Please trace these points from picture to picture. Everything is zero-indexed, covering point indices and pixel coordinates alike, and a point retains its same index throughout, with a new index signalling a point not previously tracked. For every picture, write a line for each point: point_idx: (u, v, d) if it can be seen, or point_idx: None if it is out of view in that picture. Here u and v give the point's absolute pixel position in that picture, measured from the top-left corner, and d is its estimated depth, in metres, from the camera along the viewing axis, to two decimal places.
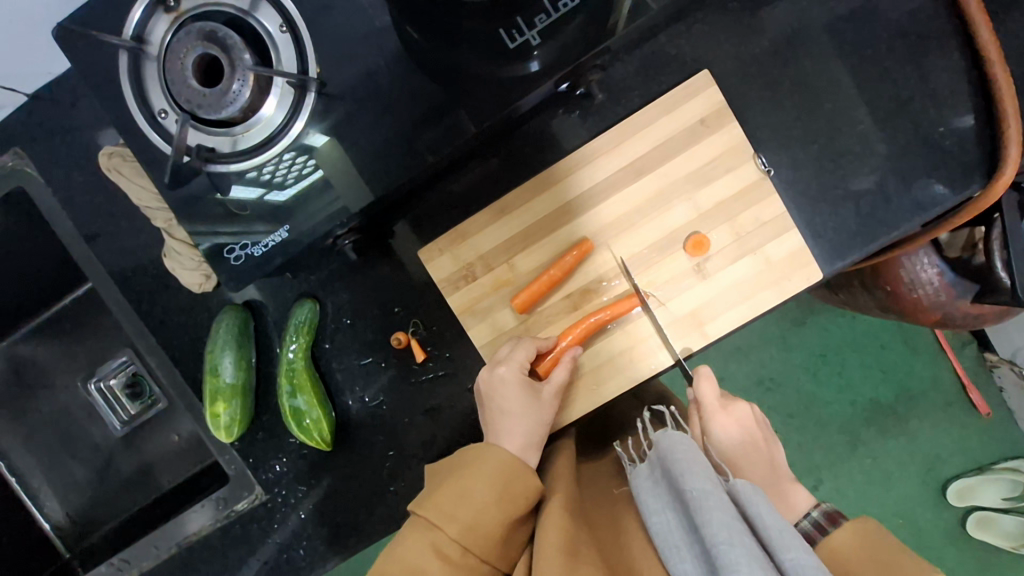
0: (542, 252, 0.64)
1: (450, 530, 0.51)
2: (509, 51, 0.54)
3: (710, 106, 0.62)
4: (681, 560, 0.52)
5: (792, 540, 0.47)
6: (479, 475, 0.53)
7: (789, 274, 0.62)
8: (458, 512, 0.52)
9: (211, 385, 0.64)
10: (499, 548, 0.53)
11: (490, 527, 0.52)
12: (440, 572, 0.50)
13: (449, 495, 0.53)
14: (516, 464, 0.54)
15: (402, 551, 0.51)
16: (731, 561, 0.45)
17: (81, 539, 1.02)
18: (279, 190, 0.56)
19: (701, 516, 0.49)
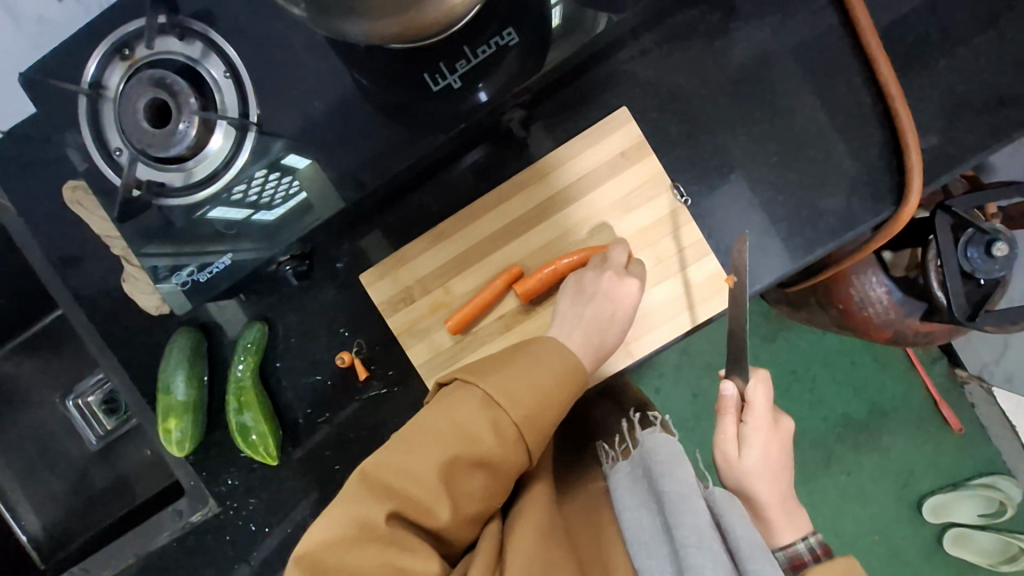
0: (476, 276, 0.68)
1: (514, 414, 0.55)
2: (433, 92, 0.59)
3: (629, 140, 0.65)
4: (649, 558, 0.58)
5: (757, 552, 0.54)
6: (547, 369, 0.58)
7: (709, 297, 0.66)
8: (522, 397, 0.56)
9: (163, 403, 0.68)
10: (543, 442, 0.58)
11: (545, 419, 0.56)
12: (493, 446, 0.54)
13: (512, 380, 0.57)
14: (574, 368, 0.59)
15: (460, 412, 0.55)
16: (695, 563, 0.53)
17: (58, 551, 1.07)
18: (268, 210, 0.62)
19: (675, 519, 0.57)
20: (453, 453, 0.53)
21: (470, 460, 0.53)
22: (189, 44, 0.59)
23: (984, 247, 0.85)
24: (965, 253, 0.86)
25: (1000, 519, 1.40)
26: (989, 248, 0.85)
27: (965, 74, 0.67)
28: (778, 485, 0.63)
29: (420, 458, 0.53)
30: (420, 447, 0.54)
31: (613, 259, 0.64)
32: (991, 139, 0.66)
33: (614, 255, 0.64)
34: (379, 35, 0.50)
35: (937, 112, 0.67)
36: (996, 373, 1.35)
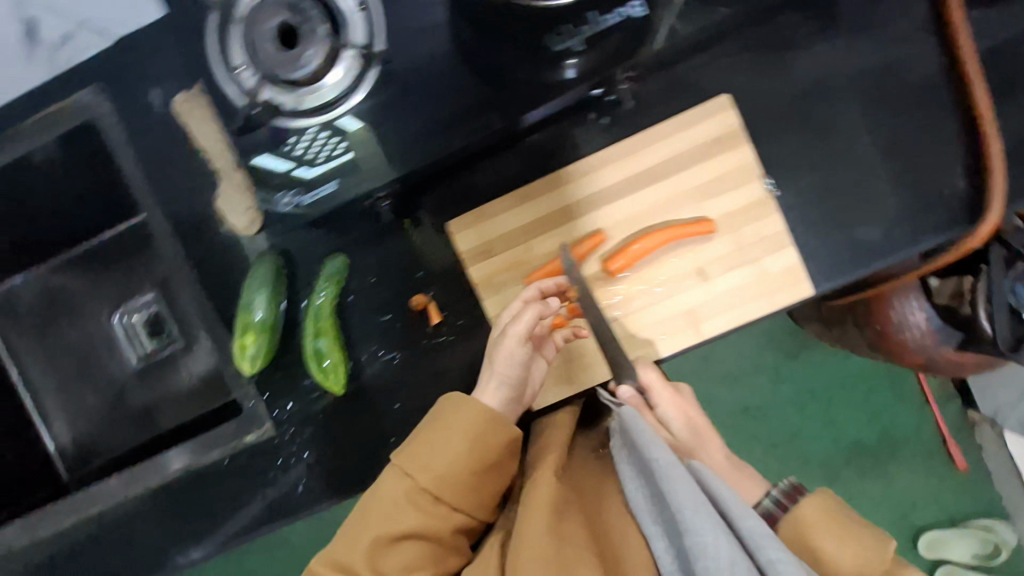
0: (559, 238, 0.70)
1: (422, 479, 0.63)
2: (551, 53, 0.61)
3: (724, 127, 0.67)
4: (652, 524, 0.57)
5: (750, 510, 0.50)
6: (459, 422, 0.65)
7: (781, 288, 0.68)
8: (434, 463, 0.63)
9: (242, 319, 0.70)
10: (467, 493, 0.64)
11: (456, 477, 0.64)
12: (414, 516, 0.62)
13: (423, 449, 0.64)
14: (485, 416, 0.65)
15: (383, 502, 0.63)
16: (695, 526, 0.49)
17: (82, 465, 1.08)
18: (309, 166, 0.66)
19: (667, 486, 0.52)
20: (378, 531, 0.62)
21: (391, 535, 0.62)
22: None
23: None
24: (1013, 288, 0.88)
25: (992, 561, 1.45)
26: None
27: None
28: (719, 457, 0.65)
29: (351, 549, 0.63)
30: (353, 539, 0.63)
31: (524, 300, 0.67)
32: None
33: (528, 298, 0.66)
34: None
35: None
36: (1010, 419, 1.36)
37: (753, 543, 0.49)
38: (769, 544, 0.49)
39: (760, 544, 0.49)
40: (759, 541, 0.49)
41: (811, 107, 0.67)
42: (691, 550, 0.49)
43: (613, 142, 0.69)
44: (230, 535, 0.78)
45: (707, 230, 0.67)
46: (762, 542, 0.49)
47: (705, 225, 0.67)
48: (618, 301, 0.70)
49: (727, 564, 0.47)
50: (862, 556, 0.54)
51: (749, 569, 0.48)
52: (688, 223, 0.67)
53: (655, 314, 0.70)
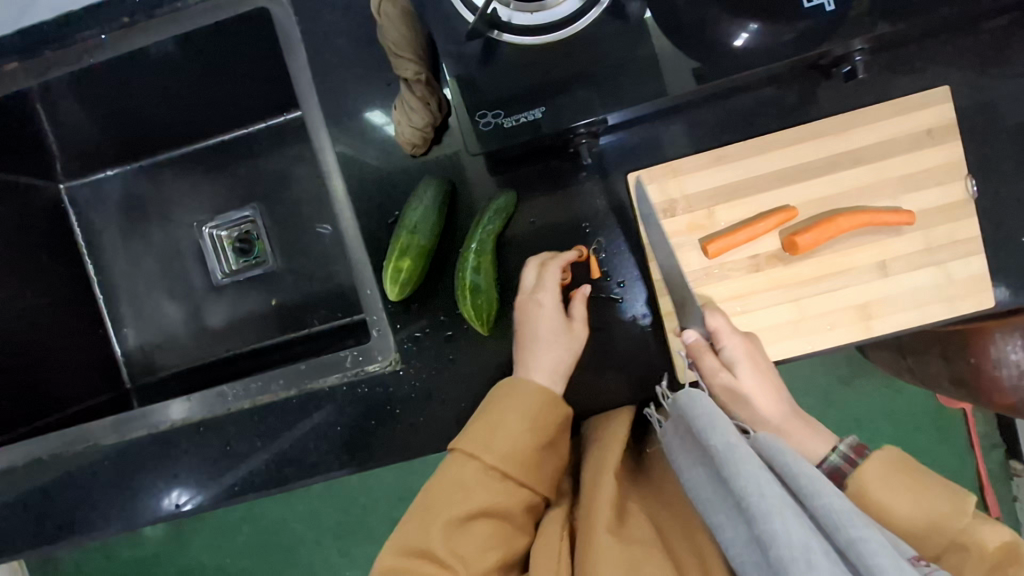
0: (746, 208, 0.67)
1: (488, 457, 0.61)
2: (803, 8, 0.57)
3: (940, 120, 0.65)
4: (718, 514, 0.54)
5: (821, 487, 0.48)
6: (517, 402, 0.64)
7: (964, 295, 0.66)
8: (494, 442, 0.62)
9: (404, 240, 0.66)
10: (533, 469, 0.62)
11: (524, 450, 0.62)
12: (485, 493, 0.59)
13: (484, 429, 0.63)
14: (547, 391, 0.65)
15: (447, 485, 0.60)
16: (763, 510, 0.47)
17: (148, 376, 1.03)
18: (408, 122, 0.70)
19: (731, 470, 0.50)
20: (445, 513, 0.58)
21: (462, 514, 0.58)
22: None
23: None
24: None
25: None
26: None
27: None
28: (779, 402, 0.60)
29: (423, 534, 0.58)
30: (423, 522, 0.59)
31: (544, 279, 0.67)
32: None
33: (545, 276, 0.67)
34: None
35: None
36: None
37: (830, 523, 0.46)
38: (849, 523, 0.45)
39: (838, 524, 0.46)
40: (836, 521, 0.46)
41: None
42: (763, 537, 0.46)
43: (817, 118, 0.66)
44: (337, 465, 0.74)
45: (906, 221, 0.65)
46: (839, 523, 0.46)
47: (907, 217, 0.65)
48: (790, 283, 0.67)
49: (801, 548, 0.44)
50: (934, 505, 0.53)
51: (830, 556, 0.44)
52: (886, 212, 0.65)
53: (829, 302, 0.67)
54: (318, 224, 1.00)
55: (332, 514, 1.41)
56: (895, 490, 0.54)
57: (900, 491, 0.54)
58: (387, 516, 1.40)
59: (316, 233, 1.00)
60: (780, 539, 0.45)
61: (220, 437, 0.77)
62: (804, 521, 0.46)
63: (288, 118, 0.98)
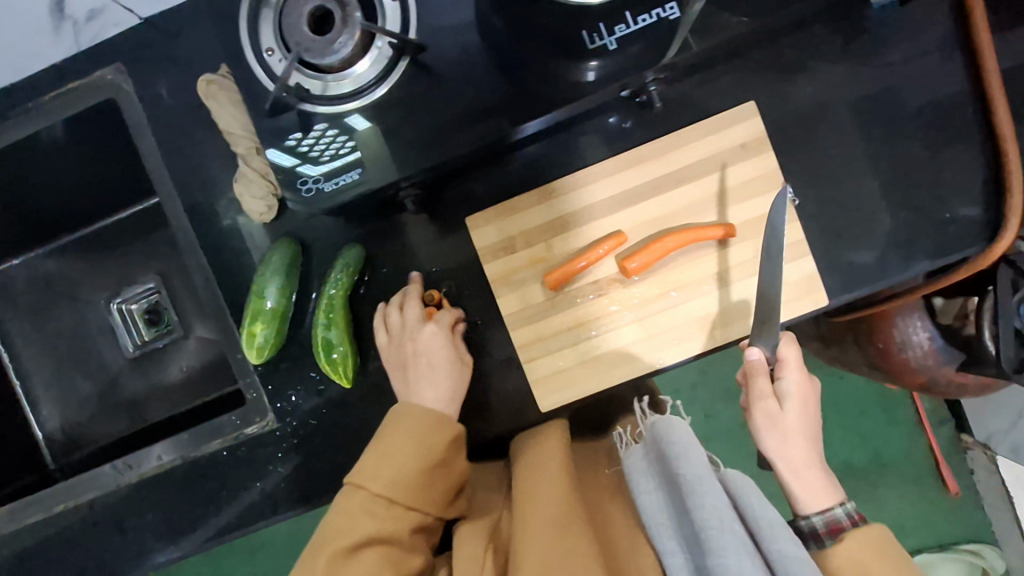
0: (580, 238, 0.70)
1: (374, 487, 0.62)
2: (587, 50, 0.60)
3: (752, 133, 0.68)
4: (668, 539, 0.64)
5: (779, 532, 0.58)
6: (403, 428, 0.65)
7: (799, 297, 0.69)
8: (382, 472, 0.63)
9: (254, 305, 0.68)
10: (423, 492, 0.63)
11: (410, 477, 0.63)
12: (370, 523, 0.61)
13: (373, 459, 0.64)
14: (433, 414, 0.66)
15: (336, 517, 0.62)
16: (720, 546, 0.56)
17: (71, 454, 1.04)
18: (313, 164, 0.64)
19: (696, 502, 0.60)
20: (333, 545, 0.60)
21: (348, 545, 0.60)
22: None
23: None
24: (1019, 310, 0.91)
25: None
26: None
27: None
28: (808, 441, 0.63)
29: (310, 566, 0.60)
30: (313, 553, 0.61)
31: (409, 316, 0.69)
32: None
33: (410, 310, 0.69)
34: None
35: None
36: (1002, 444, 1.37)
37: (781, 565, 0.56)
38: (797, 568, 0.55)
39: (790, 569, 0.55)
40: (788, 564, 0.55)
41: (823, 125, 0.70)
42: (716, 570, 0.56)
43: (638, 144, 0.70)
44: (228, 529, 0.75)
45: (731, 234, 0.68)
46: (790, 568, 0.55)
47: (731, 230, 0.67)
48: (634, 301, 0.70)
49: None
50: None
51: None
52: (708, 226, 0.67)
53: (672, 319, 0.69)
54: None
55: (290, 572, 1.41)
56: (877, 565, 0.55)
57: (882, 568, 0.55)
58: None
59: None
60: (733, 571, 0.55)
61: (114, 514, 0.78)
62: (758, 562, 0.56)
63: None
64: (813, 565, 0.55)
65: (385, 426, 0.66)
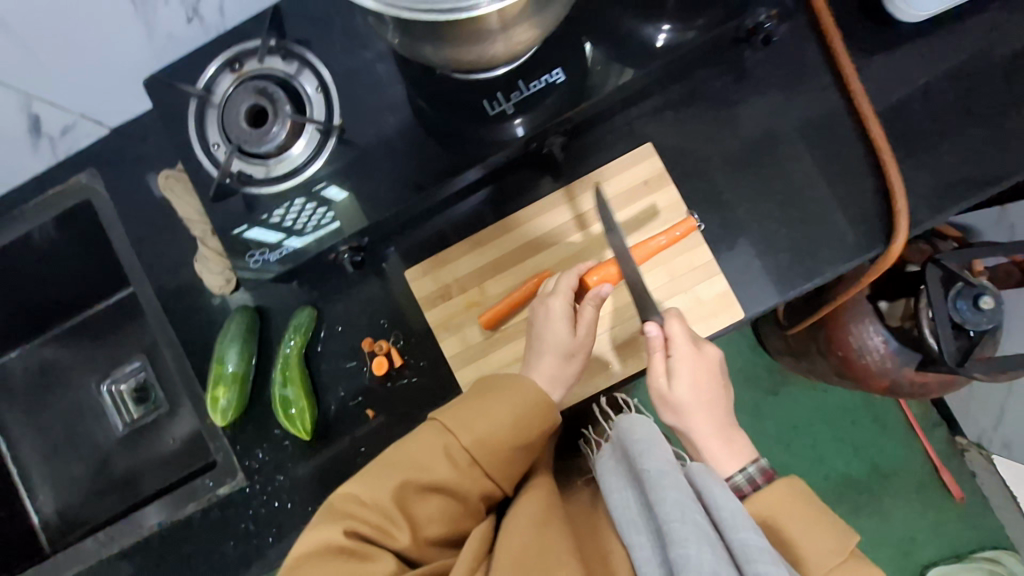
0: (509, 280, 0.77)
1: (463, 438, 0.63)
2: (490, 115, 0.70)
3: (651, 171, 0.76)
4: (638, 534, 0.63)
5: (741, 522, 0.56)
6: (516, 397, 0.65)
7: (716, 313, 0.73)
8: (474, 428, 0.64)
9: (215, 372, 0.74)
10: (500, 464, 0.64)
11: (498, 445, 0.64)
12: (445, 469, 0.62)
13: (471, 412, 0.65)
14: (542, 404, 0.66)
15: (416, 450, 0.63)
16: (681, 537, 0.55)
17: (64, 537, 1.08)
18: (297, 236, 0.74)
19: (658, 494, 0.59)
20: (408, 477, 0.62)
21: (422, 482, 0.61)
22: (289, 63, 0.72)
23: (972, 300, 0.93)
24: (954, 305, 0.94)
25: None
26: (976, 301, 0.93)
27: (945, 138, 0.77)
28: (705, 414, 0.68)
29: (379, 486, 0.62)
30: (380, 475, 0.62)
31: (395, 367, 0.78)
32: (969, 191, 0.75)
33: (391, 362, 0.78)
34: (452, 62, 0.62)
35: (920, 167, 0.77)
36: (994, 440, 1.36)
37: (742, 554, 0.54)
38: (758, 558, 0.53)
39: (750, 558, 0.53)
40: (748, 554, 0.53)
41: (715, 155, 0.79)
42: (676, 560, 0.54)
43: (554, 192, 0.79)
44: None
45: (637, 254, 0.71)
46: (751, 557, 0.53)
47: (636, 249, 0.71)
48: None
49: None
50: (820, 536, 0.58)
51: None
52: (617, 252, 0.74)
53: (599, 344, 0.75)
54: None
55: None
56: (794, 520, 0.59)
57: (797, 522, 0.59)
58: None
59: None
60: (691, 561, 0.53)
61: None
62: (721, 553, 0.54)
63: None
64: (775, 554, 0.53)
65: (493, 388, 0.66)
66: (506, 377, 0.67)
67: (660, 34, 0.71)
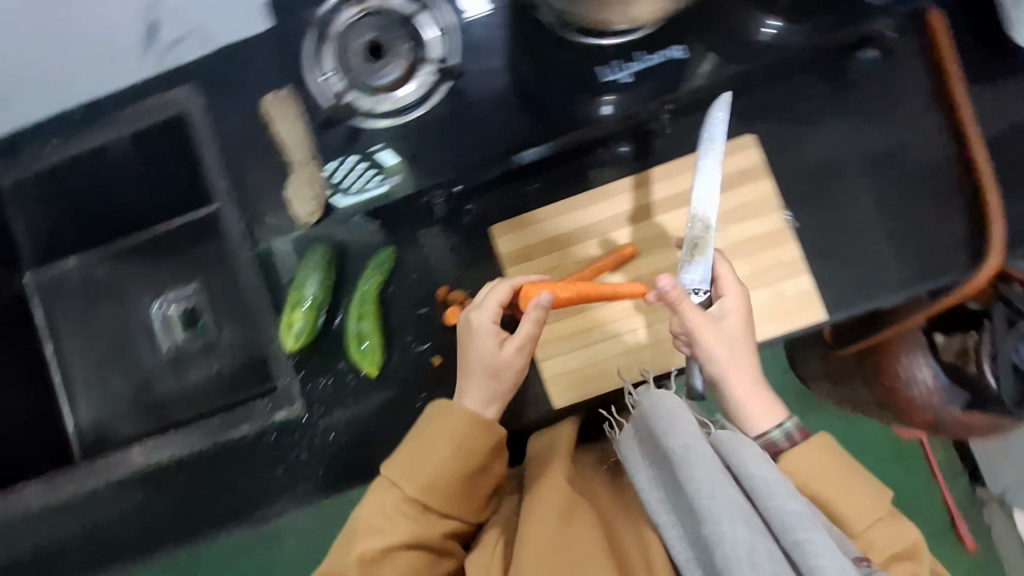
0: (594, 248, 0.77)
1: (410, 488, 0.67)
2: (601, 82, 0.70)
3: (749, 161, 0.75)
4: (664, 515, 0.63)
5: (773, 490, 0.57)
6: (452, 431, 0.69)
7: (797, 312, 0.73)
8: (416, 472, 0.68)
9: (294, 297, 0.76)
10: (453, 497, 0.69)
11: (444, 483, 0.68)
12: (407, 522, 0.67)
13: (409, 456, 0.69)
14: (473, 420, 0.70)
15: (372, 513, 0.68)
16: (713, 518, 0.55)
17: (97, 448, 1.09)
18: (344, 196, 0.73)
19: (684, 473, 0.59)
20: (371, 544, 0.66)
21: (388, 544, 0.65)
22: (411, 3, 0.72)
23: None
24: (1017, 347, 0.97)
25: None
26: None
27: None
28: (734, 367, 0.66)
29: (345, 563, 0.66)
30: (351, 547, 0.67)
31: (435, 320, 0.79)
32: None
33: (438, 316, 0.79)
34: (592, 20, 0.64)
35: None
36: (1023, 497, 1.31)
37: (779, 522, 0.55)
38: (795, 524, 0.54)
39: (787, 526, 0.54)
40: (785, 521, 0.55)
41: (809, 157, 0.79)
42: (712, 540, 0.55)
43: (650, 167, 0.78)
44: (247, 514, 0.79)
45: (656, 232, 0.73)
46: (789, 524, 0.54)
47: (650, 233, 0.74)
48: None
49: (746, 551, 0.53)
50: (858, 494, 0.61)
51: (773, 557, 0.53)
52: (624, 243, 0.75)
53: None
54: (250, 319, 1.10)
55: None
56: (833, 480, 0.61)
57: (836, 482, 0.61)
58: None
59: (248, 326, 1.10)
60: (727, 540, 0.54)
61: (141, 494, 0.83)
62: (756, 525, 0.55)
63: None
64: (810, 517, 0.55)
65: (425, 425, 0.70)
66: (427, 414, 0.71)
67: (767, 28, 0.72)
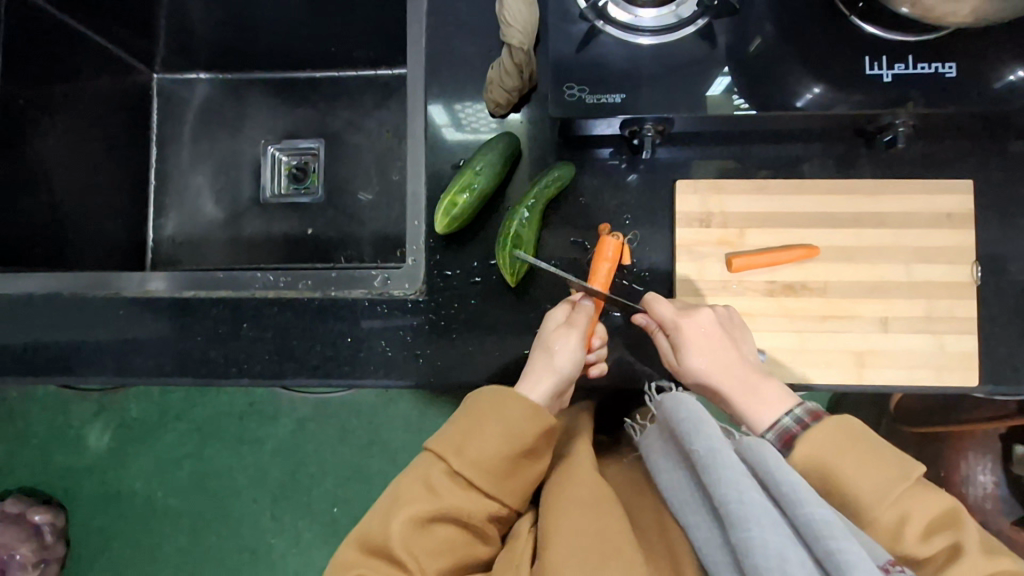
0: (775, 238, 0.75)
1: (457, 464, 0.63)
2: (865, 74, 0.68)
3: (960, 207, 0.74)
4: (695, 514, 0.61)
5: (810, 497, 0.53)
6: (508, 414, 0.65)
7: (950, 368, 0.74)
8: (466, 450, 0.64)
9: (465, 177, 0.73)
10: (501, 478, 0.65)
11: (493, 464, 0.64)
12: (450, 496, 0.63)
13: (460, 433, 0.65)
14: (529, 408, 0.65)
15: (414, 483, 0.63)
16: (741, 522, 0.53)
17: (170, 264, 1.07)
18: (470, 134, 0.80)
19: (712, 476, 0.56)
20: (409, 513, 0.62)
21: (427, 515, 0.62)
22: None
23: None
24: None
25: None
26: None
27: None
28: (721, 366, 0.68)
29: (384, 527, 0.62)
30: (388, 510, 0.63)
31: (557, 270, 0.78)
32: None
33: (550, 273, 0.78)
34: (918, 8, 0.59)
35: None
36: None
37: (811, 531, 0.52)
38: (828, 534, 0.51)
39: (818, 534, 0.51)
40: (814, 532, 0.51)
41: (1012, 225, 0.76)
42: (740, 544, 0.52)
43: (872, 177, 0.76)
44: (336, 373, 0.79)
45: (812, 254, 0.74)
46: (819, 534, 0.51)
47: (811, 251, 0.73)
48: (801, 311, 0.74)
49: (776, 560, 0.50)
50: (885, 472, 0.57)
51: (805, 566, 0.50)
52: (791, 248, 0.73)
53: (825, 340, 0.74)
54: (361, 189, 1.08)
55: (279, 468, 1.41)
56: (858, 465, 0.58)
57: (862, 466, 0.58)
58: (331, 482, 1.40)
59: (356, 196, 1.08)
60: (757, 547, 0.51)
61: (232, 320, 0.81)
62: (783, 531, 0.52)
63: (379, 73, 1.08)
64: (847, 530, 0.51)
65: (478, 407, 0.66)
66: (485, 397, 0.66)
67: (1011, 75, 0.66)
